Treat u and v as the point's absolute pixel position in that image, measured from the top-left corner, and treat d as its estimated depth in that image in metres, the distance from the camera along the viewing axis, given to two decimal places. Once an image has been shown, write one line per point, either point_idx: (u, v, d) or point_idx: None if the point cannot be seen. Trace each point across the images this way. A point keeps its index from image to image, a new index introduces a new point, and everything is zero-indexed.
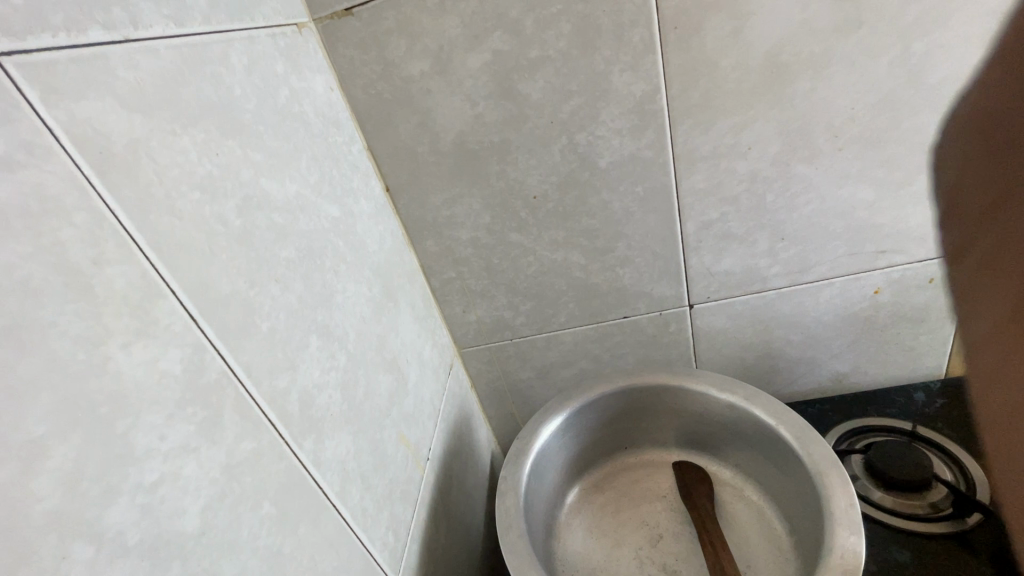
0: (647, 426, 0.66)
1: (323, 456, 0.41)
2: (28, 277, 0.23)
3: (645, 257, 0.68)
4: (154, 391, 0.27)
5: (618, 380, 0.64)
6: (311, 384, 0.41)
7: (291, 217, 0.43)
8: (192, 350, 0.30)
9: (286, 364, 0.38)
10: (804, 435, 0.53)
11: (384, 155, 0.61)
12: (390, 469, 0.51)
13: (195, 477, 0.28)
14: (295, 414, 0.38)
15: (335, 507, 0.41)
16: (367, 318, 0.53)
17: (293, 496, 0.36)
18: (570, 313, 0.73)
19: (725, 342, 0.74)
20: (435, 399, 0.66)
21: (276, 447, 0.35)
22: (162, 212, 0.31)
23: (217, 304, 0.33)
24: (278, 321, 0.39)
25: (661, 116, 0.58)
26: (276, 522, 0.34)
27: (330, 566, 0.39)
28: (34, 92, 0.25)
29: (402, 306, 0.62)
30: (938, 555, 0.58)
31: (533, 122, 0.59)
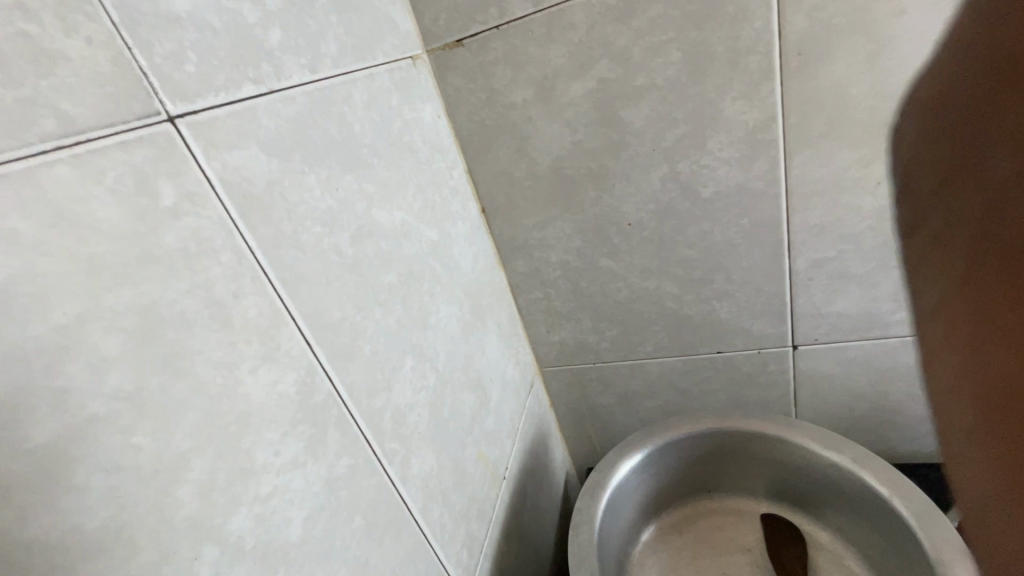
0: (734, 472, 0.62)
1: (409, 472, 0.43)
2: (185, 312, 0.26)
3: (746, 292, 0.64)
4: (273, 410, 0.31)
5: (705, 421, 0.60)
6: (403, 403, 0.43)
7: (396, 244, 0.46)
8: (305, 373, 0.34)
9: (383, 384, 0.41)
10: (925, 514, 0.47)
11: (482, 178, 0.63)
12: (468, 486, 0.52)
13: (300, 491, 0.31)
14: (388, 433, 0.41)
15: (416, 522, 0.43)
16: (457, 338, 0.55)
17: (380, 510, 0.39)
18: (658, 343, 0.71)
19: (832, 389, 0.68)
20: (514, 417, 0.67)
21: (369, 463, 0.38)
22: (290, 246, 0.34)
23: (328, 329, 0.36)
24: (379, 343, 0.42)
25: (775, 146, 0.54)
26: (365, 534, 0.37)
27: None
28: (199, 147, 0.29)
29: (490, 326, 0.64)
30: None
31: (633, 150, 0.58)
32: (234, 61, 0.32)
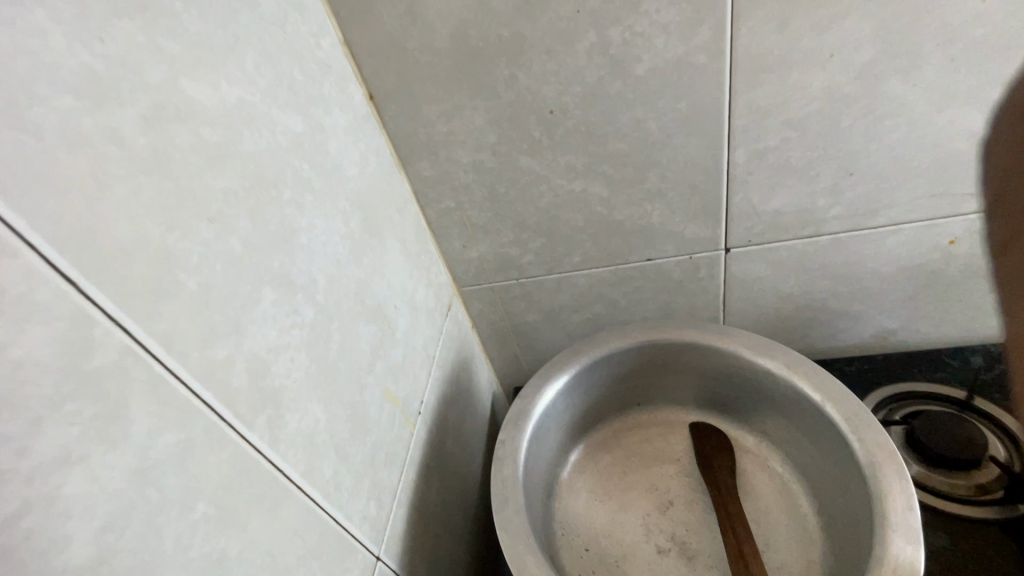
0: (664, 383, 0.59)
1: (283, 432, 0.34)
2: None
3: (680, 192, 0.57)
4: (5, 389, 0.20)
5: (637, 335, 0.56)
6: (264, 348, 0.33)
7: (232, 135, 0.33)
8: (71, 326, 0.22)
9: (226, 328, 0.31)
10: (854, 416, 0.45)
11: (365, 53, 0.49)
12: (373, 432, 0.45)
13: (84, 495, 0.22)
14: (243, 390, 0.31)
15: (300, 489, 0.35)
16: (344, 260, 0.44)
17: (240, 488, 0.30)
18: (586, 254, 0.64)
19: (761, 291, 0.65)
20: (429, 346, 0.59)
21: (214, 434, 0.29)
22: (6, 130, 0.21)
23: (111, 259, 0.24)
24: (215, 275, 0.30)
25: (721, 7, 0.45)
26: (216, 523, 0.28)
27: (295, 556, 0.34)
28: None
29: (391, 243, 0.53)
30: (977, 541, 0.53)
31: (553, 12, 0.46)
32: None
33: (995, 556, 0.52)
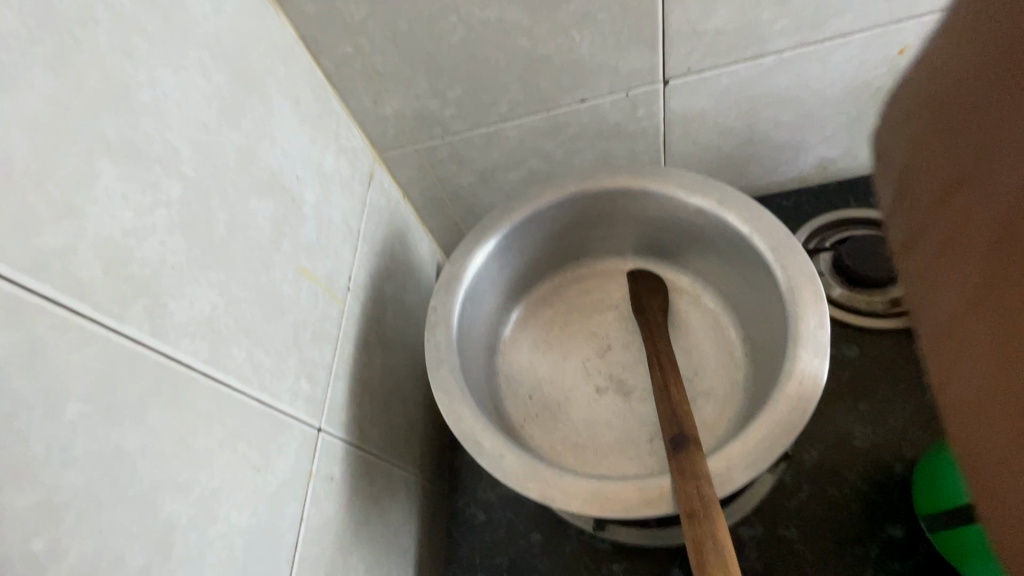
0: (601, 234, 0.58)
1: (168, 321, 0.31)
2: None
3: (611, 11, 0.49)
4: None
5: (569, 186, 0.52)
6: (117, 231, 0.29)
7: None
8: None
9: (52, 210, 0.26)
10: (781, 246, 0.45)
11: None
12: (291, 311, 0.42)
13: None
14: (96, 280, 0.27)
15: (206, 377, 0.33)
16: (214, 124, 0.37)
17: (121, 384, 0.28)
18: (512, 100, 0.57)
19: (701, 128, 0.61)
20: (351, 219, 0.55)
21: (67, 328, 0.25)
22: None
23: None
24: (12, 144, 0.24)
25: None
26: (98, 422, 0.26)
27: (215, 441, 0.33)
28: None
29: (278, 102, 0.46)
30: (883, 348, 0.58)
31: None
32: None
33: (900, 361, 0.57)
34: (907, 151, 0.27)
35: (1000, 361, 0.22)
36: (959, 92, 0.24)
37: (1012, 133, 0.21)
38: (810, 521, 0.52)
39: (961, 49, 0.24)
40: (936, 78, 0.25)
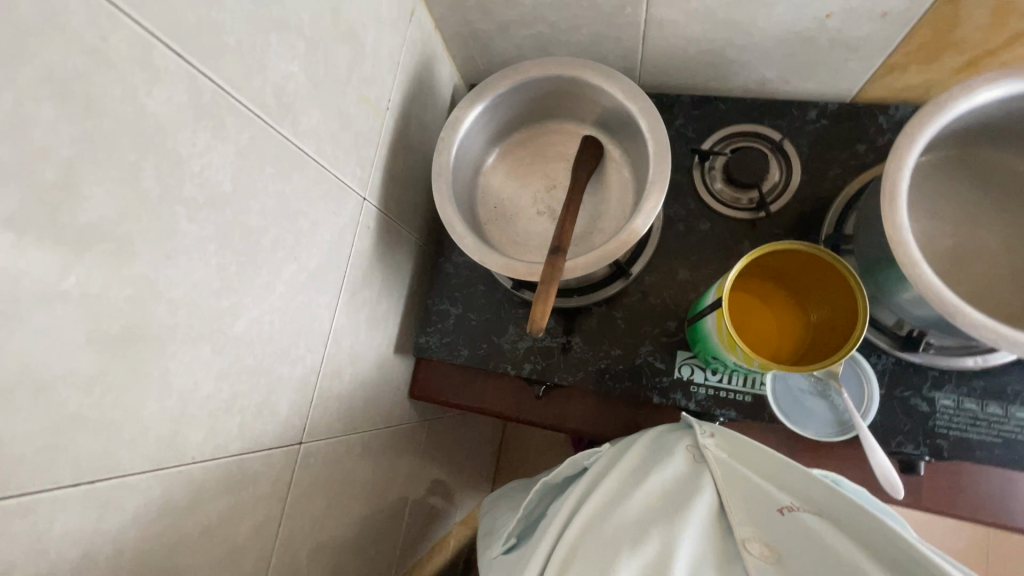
0: (751, 141, 0.67)
1: (375, 92, 0.57)
2: (350, 28, 0.51)
3: (775, 67, 0.63)
4: (386, 36, 0.57)
5: (747, 124, 0.67)
6: (386, 73, 0.58)
7: (481, 12, 0.64)
8: (413, 41, 0.63)
9: (412, 40, 0.63)
10: (800, 218, 0.64)
11: (446, 23, 0.67)
12: (508, 124, 0.66)
13: (390, 61, 0.59)
14: (383, 58, 0.57)
15: (402, 132, 0.64)
16: (485, 13, 0.64)
17: (400, 147, 0.65)
18: (680, 88, 0.70)
19: (772, 187, 0.64)
20: (658, 87, 0.70)
21: (383, 102, 0.59)
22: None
23: (392, 23, 0.58)
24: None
25: (637, 22, 0.60)
26: (391, 139, 0.62)
27: (414, 181, 0.69)
28: (504, 83, 0.59)
29: (496, 59, 0.71)
30: (882, 373, 0.59)
31: (534, 29, 0.65)
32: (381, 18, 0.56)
33: (940, 405, 0.57)
34: (558, 250, 0.53)
35: (530, 270, 0.55)
36: (564, 232, 0.55)
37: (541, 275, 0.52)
38: (628, 322, 0.66)
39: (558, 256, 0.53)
40: (560, 238, 0.54)
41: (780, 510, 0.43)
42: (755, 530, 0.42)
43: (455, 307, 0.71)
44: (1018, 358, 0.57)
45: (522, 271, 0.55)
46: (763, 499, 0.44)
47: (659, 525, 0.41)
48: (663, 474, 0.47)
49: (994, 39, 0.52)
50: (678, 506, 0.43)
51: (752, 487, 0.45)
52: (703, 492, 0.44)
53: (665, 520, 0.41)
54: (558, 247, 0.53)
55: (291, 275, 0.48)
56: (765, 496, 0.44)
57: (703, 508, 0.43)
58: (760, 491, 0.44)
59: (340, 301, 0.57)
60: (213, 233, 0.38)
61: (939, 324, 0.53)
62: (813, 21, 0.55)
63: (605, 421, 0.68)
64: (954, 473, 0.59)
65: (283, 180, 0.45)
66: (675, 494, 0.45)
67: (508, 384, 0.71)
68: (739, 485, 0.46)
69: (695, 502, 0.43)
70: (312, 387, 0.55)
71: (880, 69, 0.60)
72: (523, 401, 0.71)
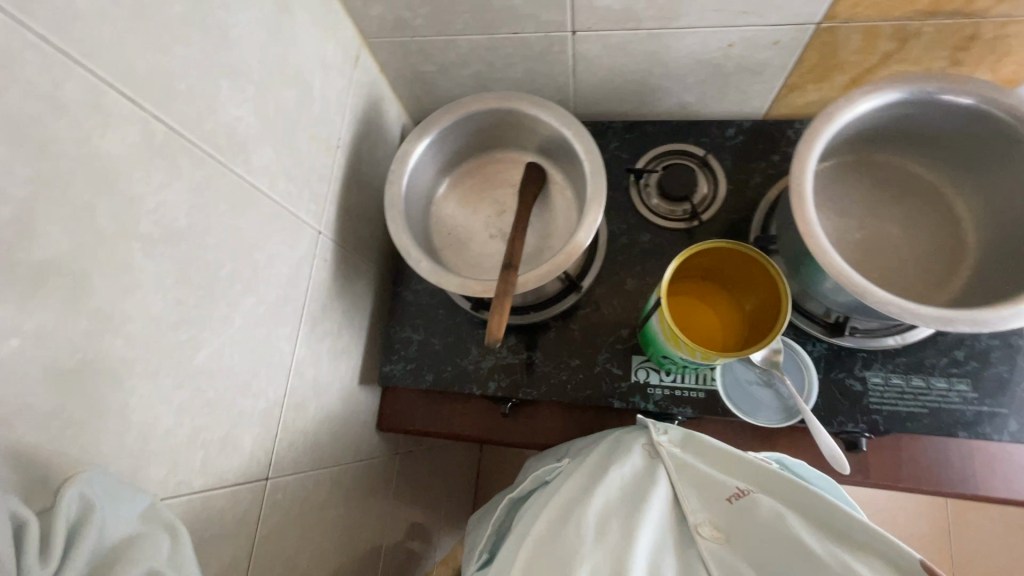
0: (679, 158, 0.73)
1: (325, 131, 0.60)
2: (298, 73, 0.54)
3: (692, 92, 0.70)
4: (333, 80, 0.61)
5: (675, 143, 0.73)
6: (335, 114, 0.62)
7: (423, 55, 0.69)
8: (359, 83, 0.67)
9: (359, 83, 0.67)
10: (730, 223, 0.70)
11: (390, 67, 0.71)
12: (456, 155, 0.70)
13: (339, 102, 0.62)
14: (331, 100, 0.61)
15: (353, 168, 0.67)
16: (427, 56, 0.69)
17: (353, 182, 0.67)
18: (611, 115, 0.76)
19: (702, 197, 0.70)
20: (592, 114, 0.76)
21: (333, 140, 0.62)
22: (346, 34, 0.63)
23: (338, 68, 0.62)
24: (352, 45, 0.64)
25: (565, 57, 0.66)
26: (344, 176, 0.65)
27: (368, 214, 0.72)
28: (449, 117, 0.63)
29: (440, 96, 0.76)
30: (818, 359, 0.64)
31: (473, 69, 0.70)
32: (327, 64, 0.59)
33: (871, 383, 0.63)
34: (510, 267, 0.56)
35: (485, 287, 0.57)
36: (514, 250, 0.58)
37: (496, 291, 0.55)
38: (584, 333, 0.69)
39: (510, 273, 0.56)
40: (511, 256, 0.57)
41: (730, 495, 0.45)
42: (708, 515, 0.45)
43: (417, 333, 0.73)
44: (932, 334, 0.63)
45: (477, 288, 0.57)
46: (714, 486, 0.47)
47: (618, 523, 0.43)
48: (622, 469, 0.48)
49: (871, 56, 0.61)
50: (637, 501, 0.45)
51: (703, 475, 0.48)
52: (658, 487, 0.47)
53: (624, 516, 0.44)
54: (510, 265, 0.56)
55: (250, 308, 0.49)
56: (716, 482, 0.47)
57: (659, 501, 0.45)
58: (711, 479, 0.47)
59: (301, 333, 0.58)
60: (169, 268, 0.40)
61: (859, 308, 0.58)
62: (718, 50, 0.63)
63: (572, 431, 0.70)
64: (893, 446, 0.64)
65: (238, 216, 0.47)
66: (635, 488, 0.47)
67: (475, 405, 0.73)
68: (691, 474, 0.48)
69: (652, 497, 0.45)
70: (277, 419, 0.55)
71: (782, 90, 0.68)
72: (491, 421, 0.72)
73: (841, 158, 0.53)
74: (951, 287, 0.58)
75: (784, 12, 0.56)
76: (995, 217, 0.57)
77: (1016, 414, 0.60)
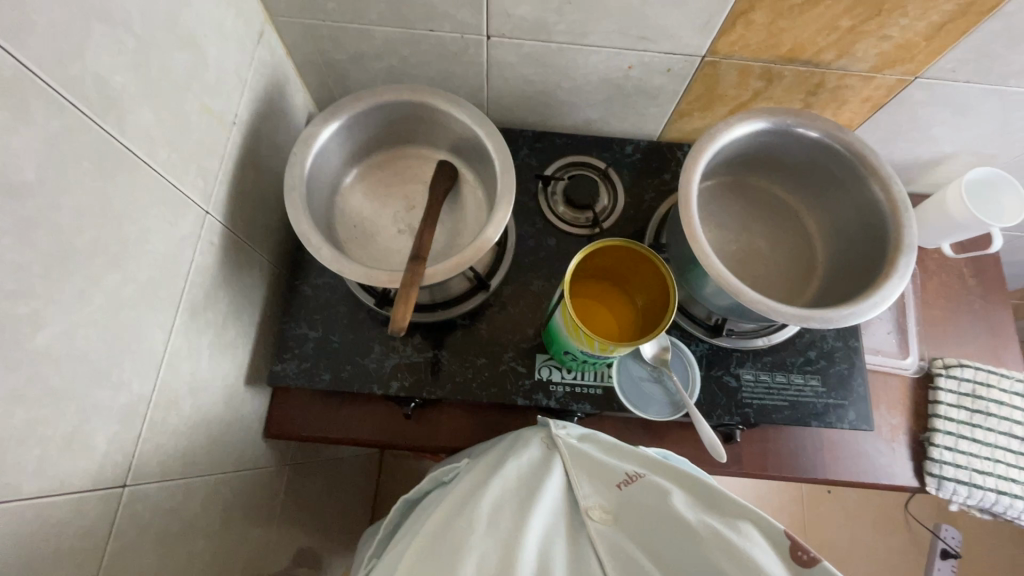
0: (583, 169, 0.77)
1: (218, 103, 0.55)
2: (190, 36, 0.50)
3: (597, 110, 0.75)
4: (232, 51, 0.57)
5: (580, 155, 0.78)
6: (231, 88, 0.57)
7: (334, 42, 0.67)
8: (261, 62, 0.63)
9: (261, 60, 0.63)
10: (628, 232, 0.75)
11: (297, 50, 0.68)
12: (367, 147, 0.68)
13: (237, 77, 0.58)
14: (229, 73, 0.57)
15: (250, 149, 0.62)
16: (338, 44, 0.67)
17: (250, 165, 0.63)
18: (523, 124, 0.79)
19: (604, 206, 0.75)
20: (504, 122, 0.79)
21: (228, 115, 0.57)
22: (250, 8, 0.59)
23: (238, 41, 0.58)
24: (256, 21, 0.61)
25: (480, 62, 0.68)
26: (239, 156, 0.60)
27: (266, 201, 0.67)
28: (360, 105, 0.62)
29: (351, 87, 0.74)
30: (700, 358, 0.70)
31: (386, 62, 0.70)
32: (225, 33, 0.55)
33: (744, 380, 0.70)
34: (418, 258, 0.56)
35: (391, 278, 0.56)
36: (423, 243, 0.58)
37: (403, 282, 0.54)
38: (491, 332, 0.69)
39: (417, 265, 0.55)
40: (419, 248, 0.57)
41: (620, 479, 0.48)
42: (598, 499, 0.47)
43: (313, 330, 0.68)
44: (791, 336, 0.72)
45: (383, 279, 0.55)
46: (606, 472, 0.49)
47: (511, 514, 0.43)
48: (519, 460, 0.49)
49: (744, 92, 0.70)
50: (531, 490, 0.46)
51: (596, 461, 0.50)
52: (552, 476, 0.48)
53: (517, 508, 0.44)
54: (417, 256, 0.56)
55: (113, 286, 0.43)
56: (609, 468, 0.49)
57: (553, 489, 0.47)
58: (603, 466, 0.49)
59: (177, 321, 0.52)
60: (8, 226, 0.34)
61: (735, 310, 0.65)
62: (620, 71, 0.68)
63: (475, 432, 0.70)
64: (761, 438, 0.71)
65: (106, 179, 0.41)
66: (531, 478, 0.48)
67: (375, 407, 0.70)
68: (585, 462, 0.50)
69: (546, 486, 0.46)
70: (141, 418, 0.48)
71: (673, 115, 0.75)
72: (392, 424, 0.69)
73: (714, 177, 0.60)
74: (804, 295, 0.68)
75: (676, 42, 0.63)
76: (835, 235, 0.68)
77: (855, 405, 0.70)
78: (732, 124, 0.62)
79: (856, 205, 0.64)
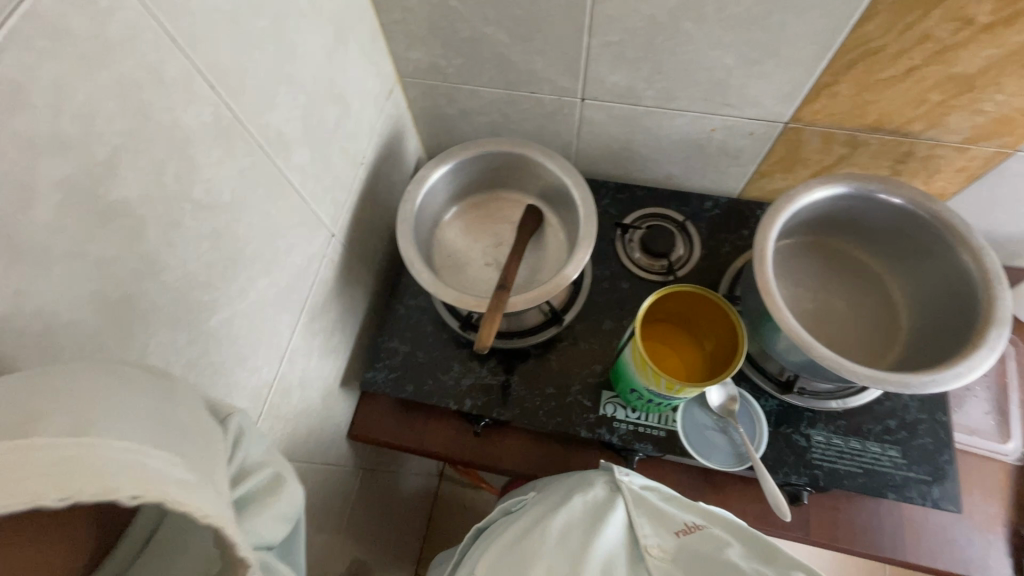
0: (661, 220, 0.82)
1: (353, 148, 0.67)
2: (342, 94, 0.62)
3: (678, 166, 0.80)
4: (369, 105, 0.69)
5: (659, 207, 0.83)
6: (364, 135, 0.69)
7: (448, 99, 0.78)
8: (388, 114, 0.75)
9: (388, 112, 0.75)
10: (701, 283, 0.78)
11: (417, 105, 0.80)
12: (466, 189, 0.77)
13: (370, 126, 0.70)
14: (365, 123, 0.68)
15: (370, 185, 0.73)
16: (452, 101, 0.78)
17: (369, 198, 0.74)
18: (606, 176, 0.86)
19: (678, 256, 0.79)
20: (589, 173, 0.86)
21: (359, 157, 0.69)
22: (386, 71, 0.72)
23: (374, 98, 0.70)
24: (389, 81, 0.73)
25: (572, 119, 0.76)
26: (362, 190, 0.71)
27: (376, 229, 0.78)
28: (464, 154, 0.71)
29: (457, 137, 0.85)
30: (769, 413, 0.70)
31: (490, 117, 0.79)
32: (366, 91, 0.67)
33: (814, 441, 0.68)
34: (504, 287, 0.63)
35: (478, 303, 0.63)
36: (509, 274, 0.65)
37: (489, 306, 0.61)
38: (560, 364, 0.74)
39: (502, 293, 0.62)
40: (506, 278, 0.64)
41: (680, 525, 0.50)
42: (659, 539, 0.49)
43: (402, 345, 0.76)
44: (869, 402, 0.70)
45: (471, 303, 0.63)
46: (666, 517, 0.51)
47: (575, 548, 0.47)
48: (584, 496, 0.52)
49: (828, 156, 0.72)
50: (594, 525, 0.49)
51: (657, 507, 0.52)
52: (615, 513, 0.50)
53: (580, 540, 0.47)
54: (503, 285, 0.63)
55: (263, 289, 0.53)
56: (668, 514, 0.51)
57: (615, 526, 0.49)
58: (663, 512, 0.51)
59: (300, 323, 0.62)
60: (208, 233, 0.44)
61: (808, 368, 0.65)
62: (703, 133, 0.73)
63: (537, 458, 0.73)
64: (832, 505, 0.69)
65: (271, 203, 0.52)
66: (594, 512, 0.51)
67: (449, 423, 0.76)
68: (647, 505, 0.52)
69: (609, 522, 0.49)
70: (264, 400, 0.57)
71: (754, 175, 0.78)
72: (462, 441, 0.75)
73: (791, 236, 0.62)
74: (884, 360, 0.66)
75: (759, 109, 0.67)
76: (919, 301, 0.67)
77: (940, 484, 0.66)
78: (812, 187, 0.64)
79: (943, 273, 0.63)
